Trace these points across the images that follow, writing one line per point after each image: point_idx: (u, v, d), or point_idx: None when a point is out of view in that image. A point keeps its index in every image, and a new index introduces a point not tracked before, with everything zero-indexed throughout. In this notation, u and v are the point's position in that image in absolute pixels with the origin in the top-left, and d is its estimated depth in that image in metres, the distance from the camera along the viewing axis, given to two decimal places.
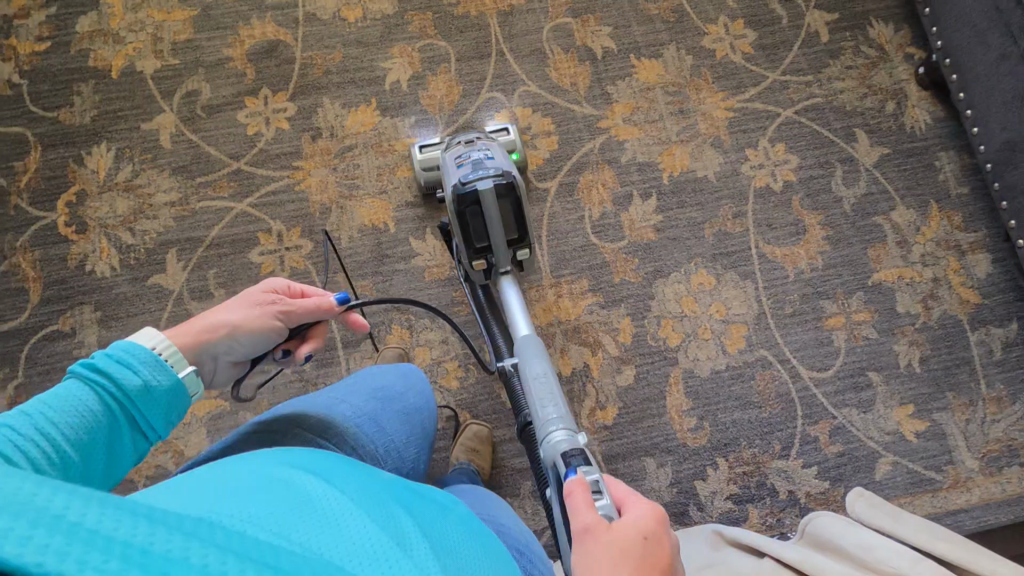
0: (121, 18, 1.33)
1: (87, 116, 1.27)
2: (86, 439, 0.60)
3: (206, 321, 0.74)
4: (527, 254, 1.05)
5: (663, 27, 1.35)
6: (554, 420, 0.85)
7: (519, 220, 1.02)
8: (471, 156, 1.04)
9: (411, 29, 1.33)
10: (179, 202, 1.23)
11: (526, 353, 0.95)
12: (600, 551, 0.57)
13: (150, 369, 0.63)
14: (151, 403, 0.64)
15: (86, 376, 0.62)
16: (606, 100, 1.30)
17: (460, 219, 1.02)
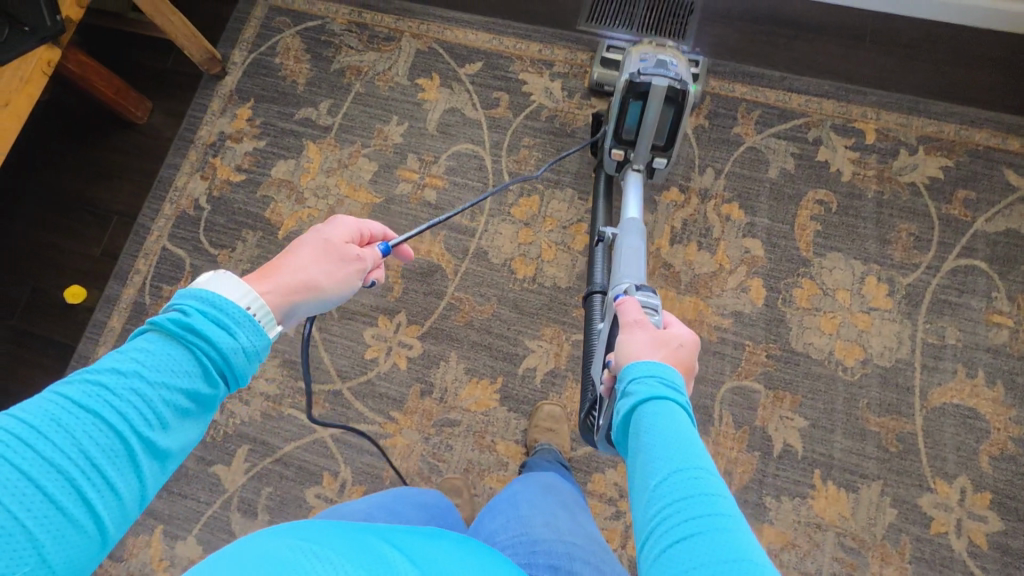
0: (312, 177, 1.31)
1: (239, 268, 1.27)
2: (186, 404, 0.49)
3: (290, 277, 0.63)
4: (664, 164, 1.08)
5: (873, 453, 1.04)
6: (626, 279, 0.94)
7: (673, 132, 1.04)
8: (655, 57, 1.03)
9: (575, 315, 1.16)
10: (274, 397, 1.18)
11: (627, 226, 1.03)
12: (645, 337, 0.67)
13: (246, 332, 0.52)
14: (246, 366, 0.53)
15: (175, 334, 0.50)
16: (757, 514, 1.03)
17: (621, 104, 1.04)
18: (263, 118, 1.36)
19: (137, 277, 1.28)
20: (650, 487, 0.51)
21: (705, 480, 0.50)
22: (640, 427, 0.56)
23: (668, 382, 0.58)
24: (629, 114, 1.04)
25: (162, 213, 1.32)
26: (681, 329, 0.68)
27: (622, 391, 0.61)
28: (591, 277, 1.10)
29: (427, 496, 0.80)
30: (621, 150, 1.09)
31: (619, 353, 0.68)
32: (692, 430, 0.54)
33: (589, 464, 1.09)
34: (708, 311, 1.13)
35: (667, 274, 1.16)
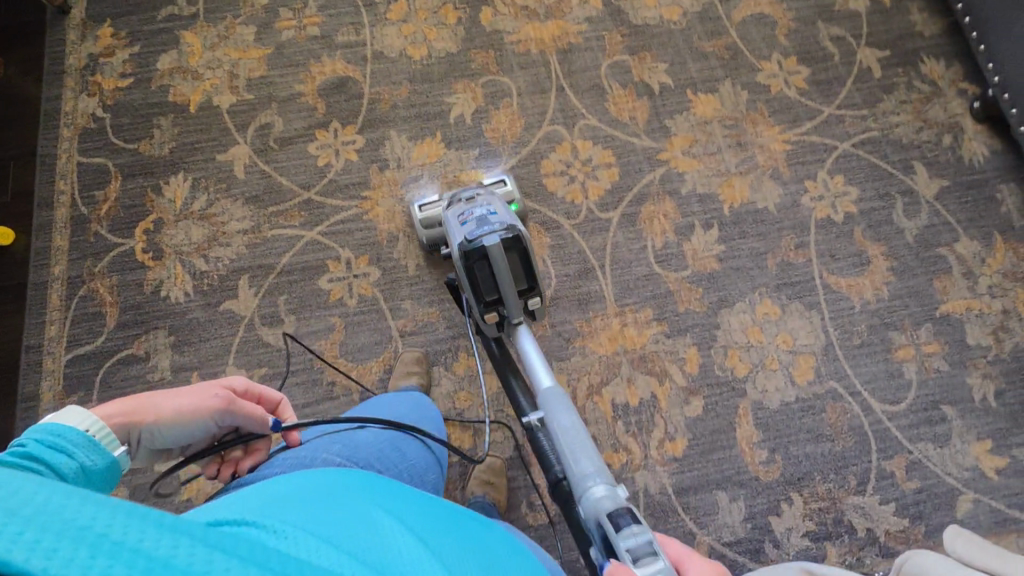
0: (199, 56, 1.40)
1: (165, 148, 1.32)
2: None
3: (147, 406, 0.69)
4: (540, 302, 1.02)
5: (717, 63, 1.39)
6: (589, 474, 0.79)
7: (528, 271, 1.00)
8: (473, 215, 1.04)
9: (474, 66, 1.39)
10: (252, 229, 1.26)
11: (553, 404, 0.90)
12: None
13: (85, 451, 0.59)
14: (88, 486, 0.59)
15: (15, 468, 0.53)
16: (665, 133, 1.33)
17: (467, 275, 0.99)
18: (126, 29, 1.42)
19: (63, 197, 1.28)
20: None
21: None
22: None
23: None
24: (481, 278, 1.00)
25: (62, 137, 1.33)
26: None
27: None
28: (537, 439, 0.95)
29: (424, 428, 0.87)
30: (494, 311, 1.03)
31: None
32: None
33: (535, 158, 1.32)
34: (569, 25, 1.42)
35: (527, 13, 1.43)
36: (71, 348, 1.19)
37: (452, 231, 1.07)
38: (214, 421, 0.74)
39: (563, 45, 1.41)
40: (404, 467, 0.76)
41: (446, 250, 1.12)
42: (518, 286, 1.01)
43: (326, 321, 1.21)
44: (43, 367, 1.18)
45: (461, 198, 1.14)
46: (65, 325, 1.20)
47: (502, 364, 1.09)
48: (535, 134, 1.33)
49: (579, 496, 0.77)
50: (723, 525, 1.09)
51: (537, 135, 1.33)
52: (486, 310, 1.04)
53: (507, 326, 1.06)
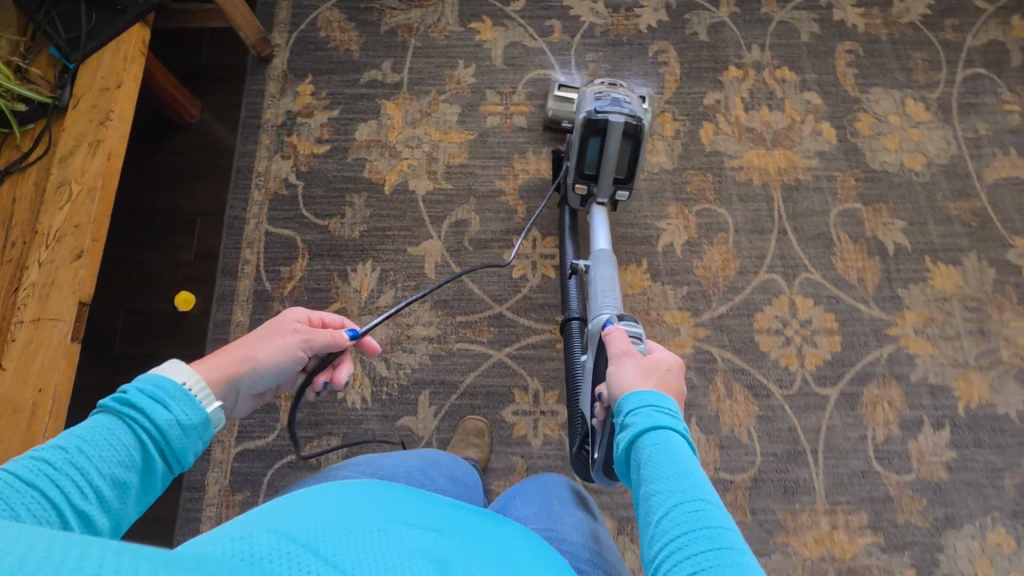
0: (399, 131, 1.32)
1: (356, 230, 1.25)
2: (127, 478, 0.54)
3: (231, 356, 0.70)
4: (627, 195, 1.12)
5: (963, 230, 1.24)
6: (606, 308, 0.99)
7: (632, 163, 1.09)
8: (609, 94, 1.07)
9: (689, 189, 1.27)
10: (437, 338, 1.18)
11: (600, 259, 1.07)
12: (632, 365, 0.74)
13: (181, 405, 0.57)
14: (184, 441, 0.57)
15: (117, 411, 0.55)
16: (896, 304, 1.19)
17: (580, 142, 1.07)
18: (327, 89, 1.35)
19: (248, 267, 1.23)
20: (654, 522, 0.56)
21: (707, 512, 0.54)
22: (641, 459, 0.61)
23: (663, 409, 0.64)
24: (589, 151, 1.08)
25: (253, 200, 1.27)
26: (664, 353, 0.77)
27: (621, 423, 0.66)
28: (566, 305, 1.11)
29: (456, 470, 0.84)
30: (584, 185, 1.13)
31: (611, 384, 0.74)
32: (694, 463, 0.59)
33: (748, 308, 1.19)
34: (797, 158, 1.29)
35: (752, 136, 1.31)
36: (242, 440, 1.13)
37: (581, 105, 1.11)
38: (301, 342, 0.77)
39: (790, 181, 1.28)
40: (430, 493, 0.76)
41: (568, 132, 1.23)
42: (616, 174, 1.10)
43: (507, 458, 1.11)
44: (210, 456, 1.12)
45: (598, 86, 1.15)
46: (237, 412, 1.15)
47: (570, 234, 1.21)
48: (750, 281, 1.21)
49: (592, 322, 0.98)
50: None
51: (752, 282, 1.21)
52: (577, 180, 1.13)
53: (587, 205, 1.17)
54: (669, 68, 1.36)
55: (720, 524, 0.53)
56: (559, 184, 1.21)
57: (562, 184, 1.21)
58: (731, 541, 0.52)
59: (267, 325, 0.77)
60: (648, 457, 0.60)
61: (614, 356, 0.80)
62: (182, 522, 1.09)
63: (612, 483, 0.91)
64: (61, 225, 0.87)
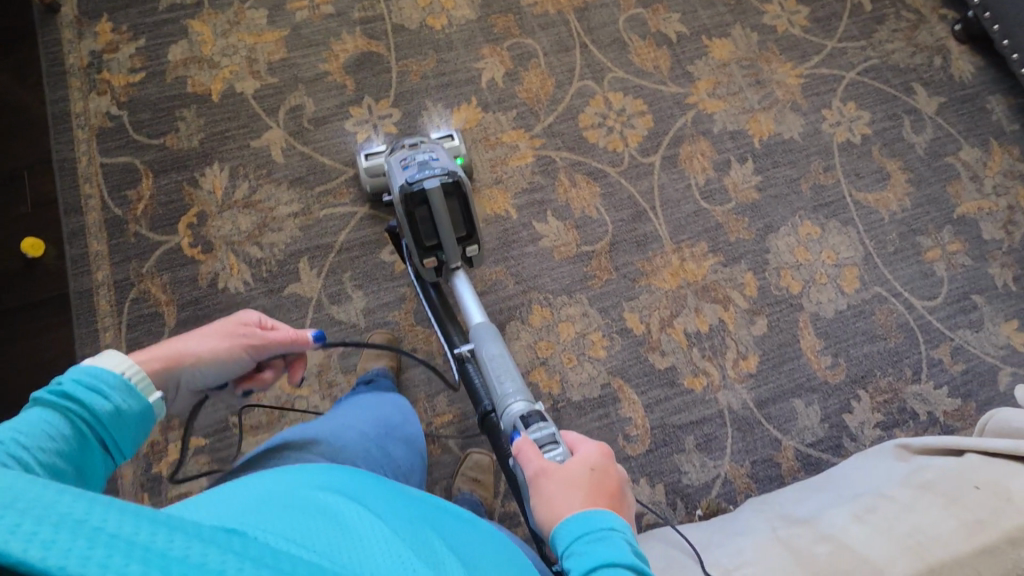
0: (212, 44, 1.35)
1: (194, 140, 1.27)
2: (66, 466, 0.56)
3: (178, 348, 0.72)
4: (477, 251, 1.07)
5: (726, 8, 1.46)
6: (511, 393, 0.92)
7: (468, 220, 1.04)
8: (415, 159, 1.05)
9: (496, 31, 1.40)
10: (302, 212, 1.24)
11: (482, 336, 1.01)
12: (551, 488, 0.66)
13: (121, 394, 0.61)
14: (126, 431, 0.62)
15: (54, 405, 0.58)
16: (688, 78, 1.40)
17: (408, 218, 1.01)
18: (127, 23, 1.35)
19: (92, 200, 1.22)
20: None
21: None
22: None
23: (598, 534, 0.59)
24: (421, 222, 1.02)
25: (79, 139, 1.26)
26: (585, 447, 0.72)
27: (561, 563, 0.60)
28: (473, 396, 1.02)
29: (407, 428, 0.89)
30: (432, 257, 1.07)
31: (535, 505, 0.67)
32: (634, 559, 0.57)
33: (572, 113, 1.35)
34: None
35: None
36: (132, 352, 1.13)
37: (395, 178, 1.08)
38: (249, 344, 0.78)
39: (579, 3, 1.44)
40: (390, 467, 0.80)
41: (389, 198, 1.15)
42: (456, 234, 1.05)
43: (397, 292, 1.21)
44: None
45: (403, 146, 1.14)
46: (121, 330, 1.15)
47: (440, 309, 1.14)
48: (568, 90, 1.36)
49: (504, 416, 0.90)
50: (804, 429, 1.20)
51: (569, 91, 1.36)
52: (424, 255, 1.07)
53: (445, 273, 1.11)
54: None
55: None
56: (410, 262, 1.14)
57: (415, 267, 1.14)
58: None
59: (219, 322, 0.78)
60: None
61: (529, 477, 0.71)
62: None
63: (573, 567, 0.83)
64: None
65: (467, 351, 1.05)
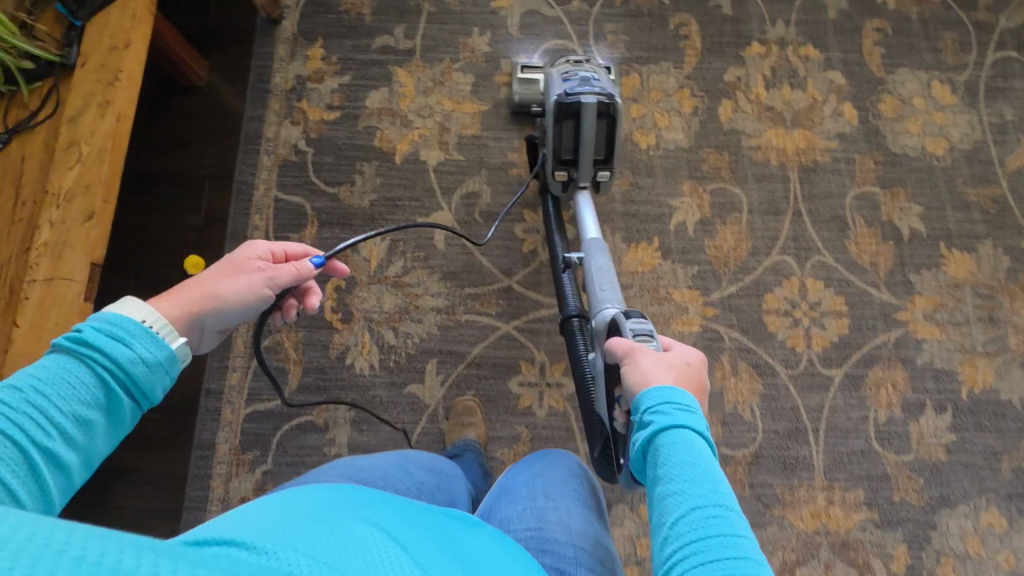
0: (411, 100, 1.30)
1: (365, 200, 1.24)
2: (91, 415, 0.54)
3: (193, 293, 0.66)
4: (608, 176, 1.09)
5: (980, 217, 1.23)
6: (607, 301, 0.94)
7: (609, 144, 1.06)
8: (577, 75, 1.06)
9: (705, 168, 1.25)
10: (446, 309, 1.19)
11: (593, 249, 1.03)
12: (653, 365, 0.68)
13: (143, 342, 0.57)
14: (151, 376, 0.58)
15: (75, 351, 0.55)
16: (907, 289, 1.19)
17: (554, 128, 1.04)
18: (338, 54, 1.33)
19: (257, 232, 1.22)
20: (666, 525, 0.55)
21: (722, 518, 0.54)
22: (658, 455, 0.59)
23: (681, 406, 0.62)
24: (565, 134, 1.05)
25: (262, 165, 1.26)
26: (682, 350, 0.72)
27: (638, 421, 0.63)
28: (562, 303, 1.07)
29: (433, 463, 0.84)
30: (564, 170, 1.09)
31: (629, 381, 0.69)
32: (709, 457, 0.58)
33: (758, 289, 1.19)
34: (817, 138, 1.27)
35: (772, 116, 1.28)
36: (251, 401, 1.14)
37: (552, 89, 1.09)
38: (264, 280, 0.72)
39: (808, 161, 1.26)
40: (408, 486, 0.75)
41: (537, 109, 1.19)
42: (596, 154, 1.07)
43: (512, 428, 1.13)
44: (220, 416, 1.14)
45: (567, 62, 1.15)
46: (247, 375, 1.16)
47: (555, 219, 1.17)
48: (762, 262, 1.20)
49: (595, 318, 0.92)
50: None
51: (764, 263, 1.20)
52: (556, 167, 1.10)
53: (571, 190, 1.13)
54: (691, 42, 1.33)
55: (737, 531, 0.53)
56: (538, 171, 1.17)
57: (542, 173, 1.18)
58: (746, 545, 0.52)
59: (224, 262, 0.72)
60: (666, 460, 0.58)
61: (626, 355, 0.73)
62: (192, 479, 1.11)
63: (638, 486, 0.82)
64: (71, 186, 0.88)
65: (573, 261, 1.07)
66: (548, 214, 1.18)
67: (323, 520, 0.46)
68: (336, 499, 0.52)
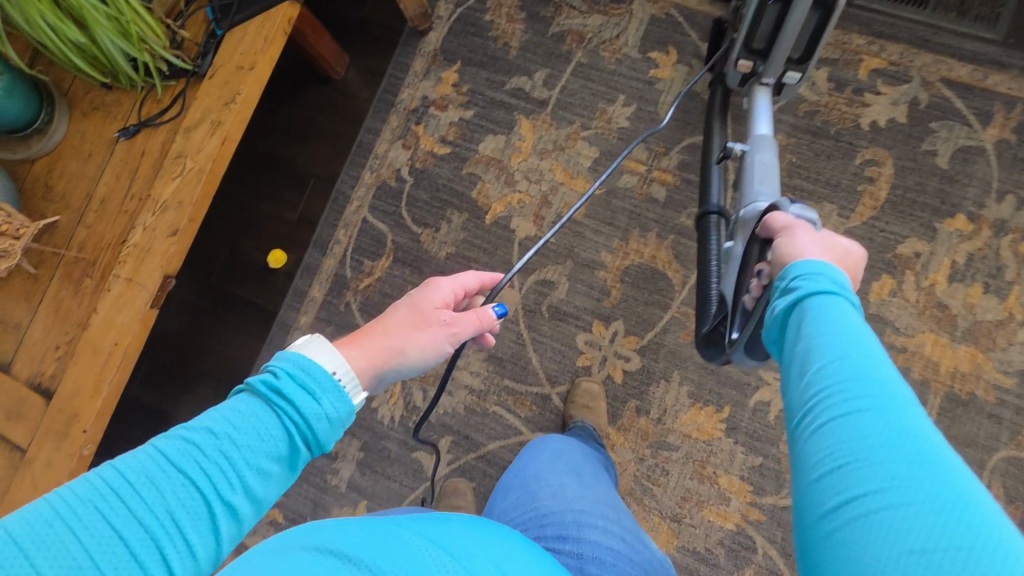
0: (524, 157, 1.19)
1: (443, 250, 1.20)
2: (271, 466, 0.48)
3: (379, 345, 0.61)
4: (797, 81, 0.93)
5: None
6: (761, 196, 0.86)
7: (812, 44, 0.89)
8: None
9: None
10: (478, 391, 1.14)
11: (760, 143, 0.92)
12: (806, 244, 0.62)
13: (330, 398, 0.50)
14: (330, 433, 0.50)
15: (265, 396, 0.49)
16: None
17: (755, 10, 0.88)
18: (470, 84, 1.24)
19: (337, 248, 1.24)
20: (811, 368, 0.49)
21: (879, 369, 0.47)
22: (803, 319, 0.53)
23: (834, 282, 0.55)
24: (763, 22, 0.89)
25: (363, 181, 1.25)
26: (843, 241, 0.63)
27: (782, 288, 0.58)
28: (703, 196, 0.99)
29: None
30: (749, 62, 0.96)
31: (779, 252, 0.63)
32: (865, 328, 0.51)
33: None
34: (988, 367, 0.98)
35: (940, 316, 1.01)
36: None
37: None
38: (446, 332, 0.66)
39: (961, 391, 0.98)
40: None
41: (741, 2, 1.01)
42: (791, 54, 0.91)
43: None
44: None
45: None
46: None
47: (720, 115, 1.07)
48: None
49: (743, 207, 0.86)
50: None
51: None
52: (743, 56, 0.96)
53: (749, 86, 1.00)
54: (873, 187, 1.06)
55: (891, 380, 0.46)
56: (723, 53, 1.03)
57: (720, 64, 1.08)
58: (917, 424, 0.43)
59: (409, 304, 0.65)
60: (811, 320, 0.52)
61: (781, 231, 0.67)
62: None
63: (751, 366, 0.73)
64: (168, 197, 0.92)
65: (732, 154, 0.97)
66: (715, 107, 1.07)
67: (293, 555, 0.45)
68: (340, 528, 0.51)
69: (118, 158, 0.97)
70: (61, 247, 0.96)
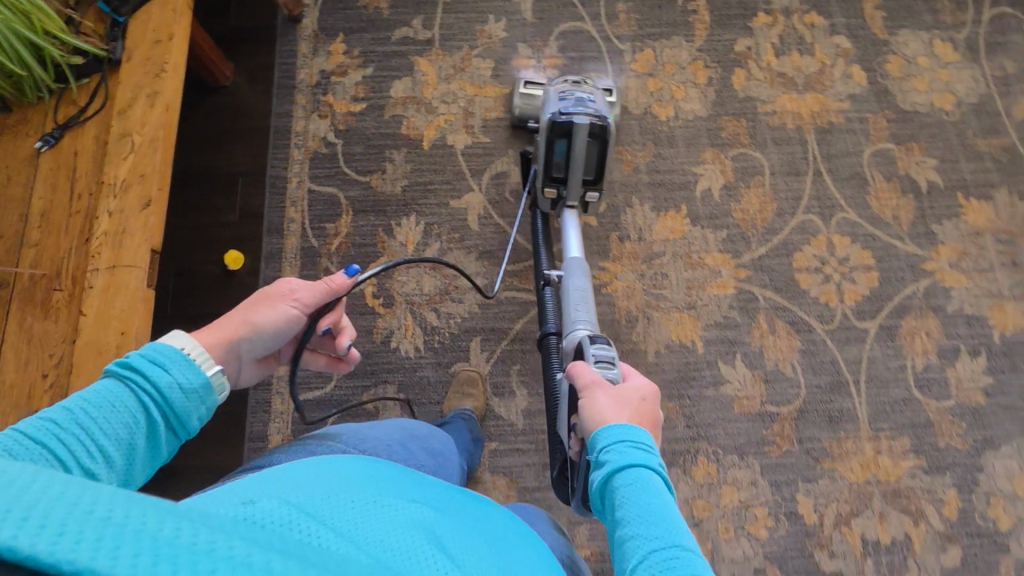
0: (434, 87, 1.33)
1: (398, 185, 1.26)
2: (133, 441, 0.54)
3: (228, 321, 0.67)
4: (597, 197, 1.08)
5: (994, 167, 1.26)
6: (580, 321, 0.94)
7: (600, 164, 1.04)
8: (573, 94, 1.04)
9: (725, 135, 1.29)
10: (485, 287, 1.21)
11: (572, 268, 1.02)
12: (604, 398, 0.68)
13: (180, 368, 0.57)
14: (186, 404, 0.58)
15: (119, 374, 0.56)
16: (931, 239, 1.22)
17: (546, 145, 1.03)
18: (359, 47, 1.35)
19: (293, 225, 1.24)
20: (628, 570, 0.53)
21: (682, 558, 0.51)
22: (617, 499, 0.57)
23: (640, 445, 0.60)
24: (556, 152, 1.03)
25: (293, 159, 1.28)
26: (637, 380, 0.71)
27: (595, 459, 0.62)
28: (541, 319, 1.05)
29: (434, 442, 0.83)
30: (554, 188, 1.08)
31: (582, 415, 0.68)
32: (669, 504, 0.56)
33: (787, 248, 1.22)
34: (830, 101, 1.31)
35: (784, 81, 1.32)
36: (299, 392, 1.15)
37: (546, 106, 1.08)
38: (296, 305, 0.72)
39: (822, 123, 1.30)
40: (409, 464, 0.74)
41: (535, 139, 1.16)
42: (585, 175, 1.05)
43: None
44: (270, 408, 1.14)
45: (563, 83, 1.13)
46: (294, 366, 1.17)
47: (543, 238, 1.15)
48: (789, 221, 1.23)
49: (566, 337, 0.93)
50: None
51: (790, 223, 1.23)
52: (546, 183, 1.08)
53: (558, 207, 1.12)
54: (699, 16, 1.37)
55: (696, 568, 0.50)
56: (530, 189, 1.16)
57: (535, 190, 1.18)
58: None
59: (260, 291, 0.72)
60: (621, 501, 0.56)
61: (583, 388, 0.72)
62: None
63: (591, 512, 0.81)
64: (126, 175, 0.89)
65: (554, 277, 1.07)
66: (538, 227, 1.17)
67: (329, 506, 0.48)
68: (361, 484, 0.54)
69: (47, 170, 0.91)
70: (8, 275, 0.86)
